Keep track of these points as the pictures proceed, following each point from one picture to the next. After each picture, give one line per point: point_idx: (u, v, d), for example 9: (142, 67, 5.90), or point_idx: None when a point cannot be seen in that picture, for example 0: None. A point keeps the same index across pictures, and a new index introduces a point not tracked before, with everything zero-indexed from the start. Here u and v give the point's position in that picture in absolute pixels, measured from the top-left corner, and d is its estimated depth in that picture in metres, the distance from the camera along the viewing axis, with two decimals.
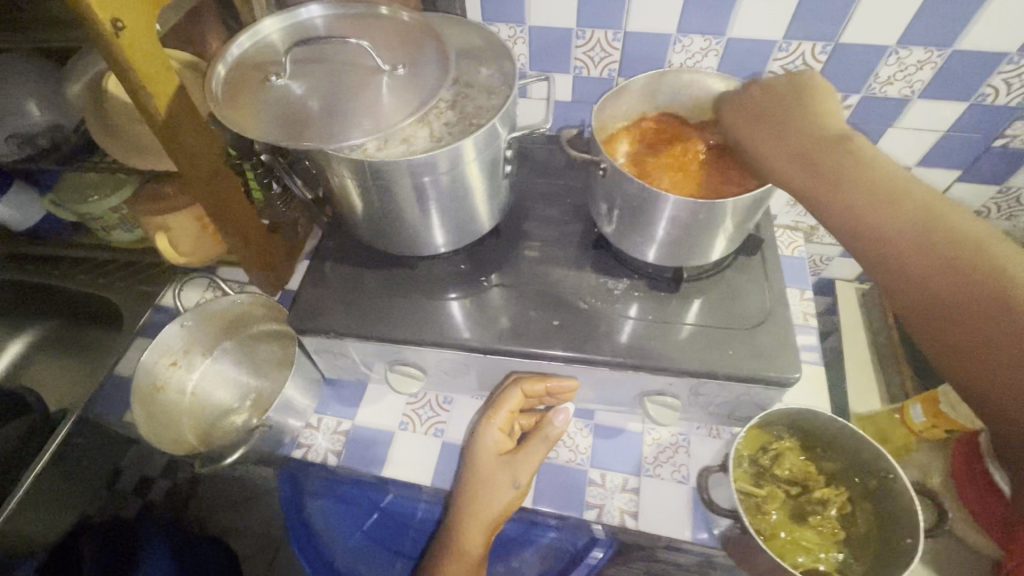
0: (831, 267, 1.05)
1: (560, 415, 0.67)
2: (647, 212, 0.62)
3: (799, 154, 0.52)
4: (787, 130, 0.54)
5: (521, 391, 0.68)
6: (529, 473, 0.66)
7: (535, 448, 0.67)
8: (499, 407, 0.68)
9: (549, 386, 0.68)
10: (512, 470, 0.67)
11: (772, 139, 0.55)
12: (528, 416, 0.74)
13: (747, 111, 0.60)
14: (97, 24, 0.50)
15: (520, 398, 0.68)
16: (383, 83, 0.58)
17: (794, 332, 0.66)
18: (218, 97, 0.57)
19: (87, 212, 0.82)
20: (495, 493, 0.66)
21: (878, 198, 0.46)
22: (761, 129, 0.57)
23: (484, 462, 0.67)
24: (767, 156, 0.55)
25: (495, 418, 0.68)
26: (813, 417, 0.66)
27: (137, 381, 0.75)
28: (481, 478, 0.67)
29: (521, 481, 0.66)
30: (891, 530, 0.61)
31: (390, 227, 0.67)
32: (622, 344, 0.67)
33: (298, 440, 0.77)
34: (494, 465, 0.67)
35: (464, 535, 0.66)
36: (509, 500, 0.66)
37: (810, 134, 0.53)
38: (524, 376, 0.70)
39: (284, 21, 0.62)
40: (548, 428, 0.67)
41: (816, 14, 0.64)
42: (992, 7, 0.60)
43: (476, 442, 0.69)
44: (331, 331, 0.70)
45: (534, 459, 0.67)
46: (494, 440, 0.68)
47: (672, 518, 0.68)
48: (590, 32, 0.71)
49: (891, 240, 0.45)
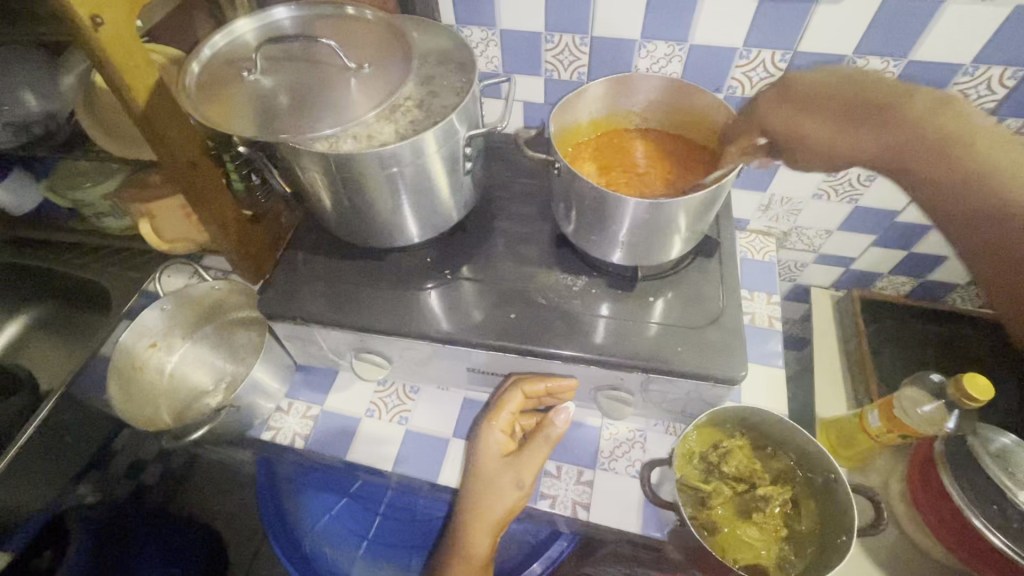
0: (806, 274, 1.06)
1: (561, 414, 0.68)
2: (601, 212, 0.64)
3: (886, 137, 0.52)
4: (865, 111, 0.54)
5: (522, 392, 0.69)
6: (532, 474, 0.68)
7: (537, 448, 0.69)
8: (499, 410, 0.69)
9: (549, 385, 0.69)
10: (516, 471, 0.68)
11: (847, 120, 0.55)
12: (529, 416, 0.75)
13: (795, 96, 0.59)
14: (76, 19, 0.53)
15: (522, 399, 0.70)
16: (348, 80, 0.61)
17: (743, 331, 0.67)
18: (192, 91, 0.60)
19: (81, 198, 0.88)
20: (500, 495, 0.67)
21: (986, 183, 0.46)
22: (827, 112, 0.57)
23: (490, 464, 0.69)
24: (843, 141, 0.55)
25: (498, 419, 0.69)
26: (763, 416, 0.67)
27: (116, 361, 0.78)
28: (486, 482, 0.68)
29: (525, 482, 0.67)
30: (832, 529, 0.62)
31: (359, 219, 0.70)
32: (592, 341, 0.68)
33: (269, 422, 0.80)
34: (499, 467, 0.68)
35: (471, 537, 0.67)
36: (513, 502, 0.67)
37: (893, 114, 0.52)
38: (524, 378, 0.71)
39: (258, 21, 0.66)
40: (550, 428, 0.68)
41: (773, 23, 0.66)
42: (944, 20, 0.61)
43: (481, 445, 0.70)
44: (300, 317, 0.73)
45: (536, 458, 0.68)
46: (497, 441, 0.70)
47: (622, 511, 0.70)
48: (558, 36, 0.74)
49: (999, 220, 0.45)
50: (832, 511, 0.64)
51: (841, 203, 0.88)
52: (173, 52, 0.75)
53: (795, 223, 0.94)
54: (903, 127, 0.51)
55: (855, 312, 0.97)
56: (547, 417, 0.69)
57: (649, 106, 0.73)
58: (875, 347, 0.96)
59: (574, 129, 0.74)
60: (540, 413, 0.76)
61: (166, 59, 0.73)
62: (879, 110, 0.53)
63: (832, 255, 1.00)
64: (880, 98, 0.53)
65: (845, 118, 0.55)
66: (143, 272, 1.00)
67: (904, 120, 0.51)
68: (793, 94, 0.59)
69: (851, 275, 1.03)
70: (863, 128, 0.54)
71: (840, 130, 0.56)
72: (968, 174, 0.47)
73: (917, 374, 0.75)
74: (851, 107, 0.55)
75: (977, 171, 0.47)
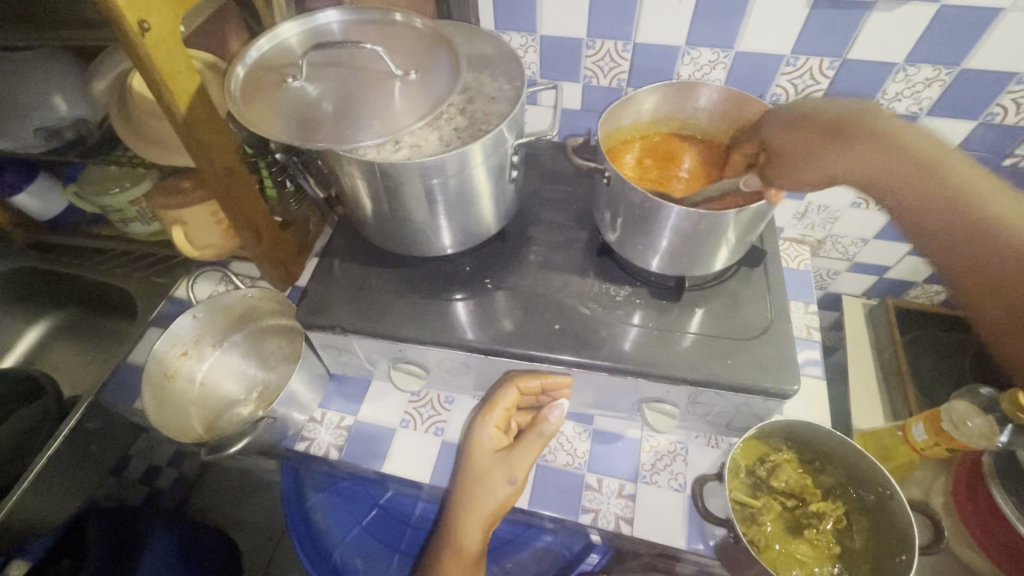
0: (837, 282, 1.05)
1: (555, 411, 0.66)
2: (650, 221, 0.63)
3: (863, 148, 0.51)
4: (859, 132, 0.52)
5: (516, 389, 0.69)
6: (525, 469, 0.67)
7: (530, 443, 0.68)
8: (494, 407, 0.69)
9: (543, 384, 0.69)
10: (508, 467, 0.67)
11: (852, 141, 0.52)
12: (524, 414, 0.75)
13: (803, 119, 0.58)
14: (125, 24, 0.52)
15: (516, 395, 0.70)
16: (395, 87, 0.60)
17: (793, 346, 0.66)
18: (237, 98, 0.58)
19: (107, 204, 0.86)
20: (492, 491, 0.66)
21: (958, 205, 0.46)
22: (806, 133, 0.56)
23: (482, 460, 0.68)
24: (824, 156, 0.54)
25: (492, 414, 0.69)
26: (810, 428, 0.66)
27: (148, 370, 0.77)
28: (478, 476, 0.67)
29: (518, 477, 0.67)
30: (888, 546, 0.61)
31: (398, 228, 0.69)
32: (625, 351, 0.67)
33: (301, 433, 0.79)
34: (491, 463, 0.68)
35: (464, 529, 0.66)
36: (505, 497, 0.66)
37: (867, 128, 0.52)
38: (519, 375, 0.70)
39: (302, 25, 0.65)
40: (543, 424, 0.66)
41: (825, 29, 0.65)
42: (1003, 28, 0.60)
43: (474, 439, 0.70)
44: (337, 327, 0.71)
45: (529, 454, 0.67)
46: (490, 436, 0.70)
47: (667, 526, 0.68)
48: (600, 42, 0.73)
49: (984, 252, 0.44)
50: (887, 529, 0.62)
51: (879, 211, 0.87)
52: (211, 58, 0.74)
53: (831, 231, 0.93)
54: (896, 149, 0.50)
55: (890, 321, 0.96)
56: (541, 413, 0.68)
57: (717, 125, 0.73)
58: (913, 356, 0.94)
59: (628, 126, 0.74)
60: (536, 410, 0.75)
61: (204, 65, 0.72)
62: (863, 133, 0.52)
63: (866, 264, 0.98)
64: (865, 125, 0.52)
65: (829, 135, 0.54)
66: (169, 278, 0.99)
67: (907, 144, 0.50)
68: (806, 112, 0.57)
69: (884, 284, 1.02)
70: (861, 145, 0.52)
71: (835, 147, 0.53)
72: (943, 199, 0.47)
73: (966, 388, 0.73)
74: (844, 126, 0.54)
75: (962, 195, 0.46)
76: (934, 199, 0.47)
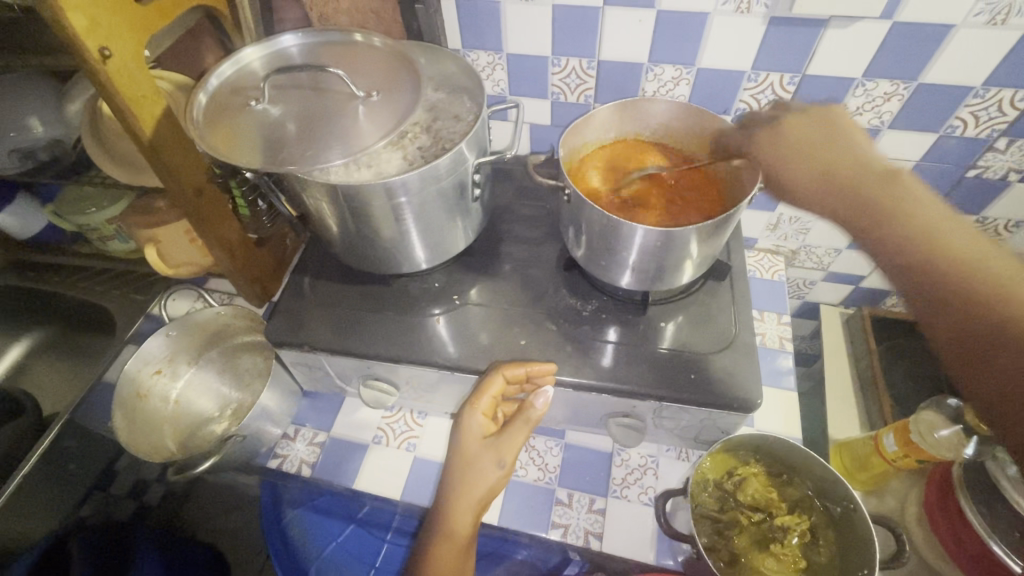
0: (814, 292, 1.05)
1: (539, 398, 0.64)
2: (613, 239, 0.63)
3: (844, 196, 0.50)
4: (856, 176, 0.51)
5: (502, 377, 0.65)
6: (514, 454, 0.65)
7: (518, 430, 0.65)
8: (482, 394, 0.65)
9: (528, 369, 0.65)
10: (497, 452, 0.65)
11: (865, 184, 0.50)
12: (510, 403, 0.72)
13: (782, 144, 0.56)
14: (85, 52, 0.53)
15: (503, 383, 0.65)
16: (357, 108, 0.60)
17: (758, 358, 0.66)
18: (199, 122, 0.59)
19: (86, 223, 0.87)
20: (482, 476, 0.65)
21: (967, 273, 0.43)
22: (799, 159, 0.55)
23: (470, 445, 0.66)
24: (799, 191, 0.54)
25: (478, 403, 0.65)
26: (776, 443, 0.67)
27: (119, 390, 0.78)
28: (469, 461, 0.65)
29: (506, 462, 0.65)
30: (852, 559, 0.61)
31: (367, 247, 0.69)
32: (593, 367, 0.67)
33: (275, 450, 0.79)
34: (479, 449, 0.66)
35: (454, 514, 0.64)
36: (495, 481, 0.65)
37: (847, 170, 0.51)
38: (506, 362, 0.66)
39: (265, 49, 0.66)
40: (530, 410, 0.64)
41: (784, 45, 0.66)
42: (955, 43, 0.61)
43: (462, 425, 0.67)
44: (308, 344, 0.72)
45: (517, 439, 0.65)
46: (478, 423, 0.66)
47: (636, 541, 0.68)
48: (565, 60, 0.74)
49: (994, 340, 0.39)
50: (852, 541, 0.62)
51: None
52: (180, 79, 0.75)
53: (804, 242, 0.94)
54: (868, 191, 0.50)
55: (865, 331, 0.97)
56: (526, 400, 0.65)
57: (677, 133, 0.74)
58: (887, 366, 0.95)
59: (591, 144, 0.75)
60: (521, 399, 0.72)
61: (173, 86, 0.73)
62: (843, 174, 0.51)
63: (841, 273, 0.99)
64: (864, 175, 0.51)
65: (809, 165, 0.54)
66: (147, 295, 1.00)
67: (890, 196, 0.49)
68: (788, 137, 0.56)
69: (860, 293, 1.02)
70: (848, 193, 0.50)
71: (824, 196, 0.52)
72: (950, 266, 0.43)
73: (933, 397, 0.71)
74: (839, 171, 0.52)
75: (964, 261, 0.43)
76: (959, 271, 0.43)
